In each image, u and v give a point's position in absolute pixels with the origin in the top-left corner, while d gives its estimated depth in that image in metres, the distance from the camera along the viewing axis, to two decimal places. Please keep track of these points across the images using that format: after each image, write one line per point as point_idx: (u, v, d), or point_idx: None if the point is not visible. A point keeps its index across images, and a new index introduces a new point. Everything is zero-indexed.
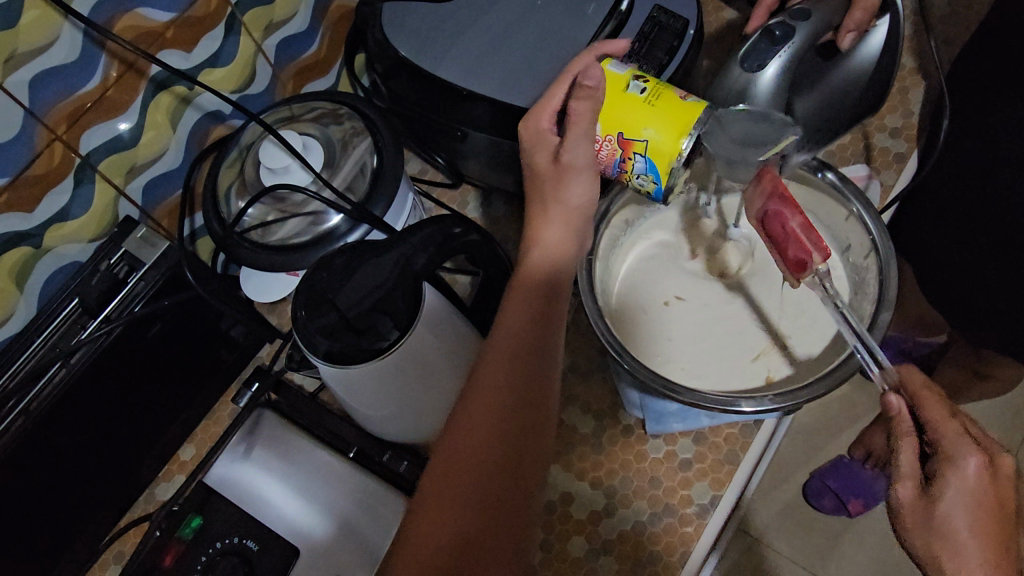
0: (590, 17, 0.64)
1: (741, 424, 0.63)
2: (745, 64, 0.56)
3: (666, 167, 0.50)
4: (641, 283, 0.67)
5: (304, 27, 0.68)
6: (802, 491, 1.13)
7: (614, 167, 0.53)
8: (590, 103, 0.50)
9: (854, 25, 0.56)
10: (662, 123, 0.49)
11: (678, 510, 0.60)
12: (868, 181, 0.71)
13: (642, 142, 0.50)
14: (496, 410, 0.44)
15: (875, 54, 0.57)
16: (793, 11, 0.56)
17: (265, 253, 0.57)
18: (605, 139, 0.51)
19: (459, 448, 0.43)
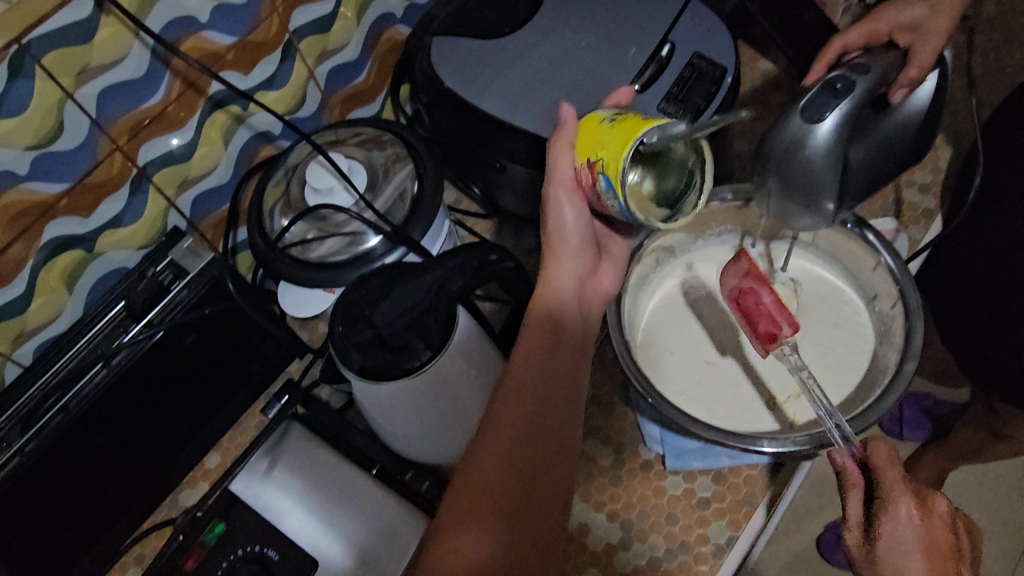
0: (630, 59, 0.66)
1: (761, 465, 0.63)
2: (805, 115, 0.52)
3: (616, 175, 0.46)
4: (671, 317, 0.68)
5: (355, 57, 0.71)
6: (815, 543, 1.12)
7: (592, 190, 0.50)
8: (564, 139, 0.52)
9: (906, 82, 0.57)
10: (613, 139, 0.46)
11: (694, 547, 0.60)
12: (895, 234, 0.72)
13: (598, 159, 0.47)
14: (517, 445, 0.46)
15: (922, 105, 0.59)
16: (852, 65, 0.53)
17: (304, 268, 0.59)
18: (580, 166, 0.50)
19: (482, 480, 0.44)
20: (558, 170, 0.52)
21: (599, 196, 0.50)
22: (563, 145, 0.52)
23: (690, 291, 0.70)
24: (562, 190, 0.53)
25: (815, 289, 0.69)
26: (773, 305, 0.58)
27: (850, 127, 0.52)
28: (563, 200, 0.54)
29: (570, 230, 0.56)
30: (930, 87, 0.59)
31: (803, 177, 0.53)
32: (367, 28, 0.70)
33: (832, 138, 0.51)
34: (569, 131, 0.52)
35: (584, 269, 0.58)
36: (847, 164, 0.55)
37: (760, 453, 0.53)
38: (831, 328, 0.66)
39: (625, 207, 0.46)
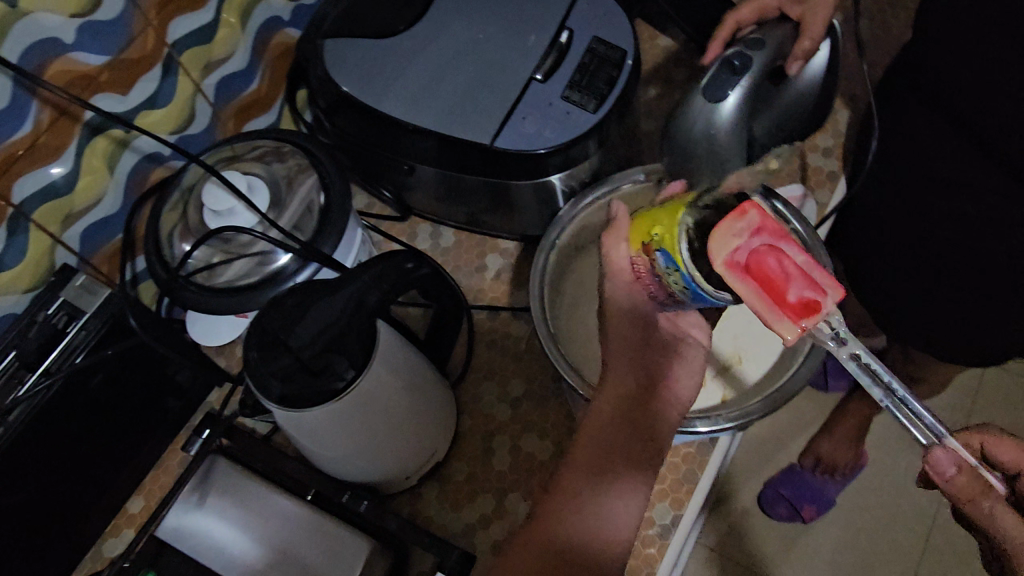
0: (530, 47, 0.64)
1: (698, 442, 0.63)
2: (706, 94, 0.52)
3: (676, 246, 0.39)
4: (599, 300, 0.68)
5: (244, 65, 0.67)
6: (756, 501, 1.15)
7: (655, 279, 0.43)
8: (619, 229, 0.46)
9: (801, 54, 0.57)
10: (665, 215, 0.41)
11: (640, 531, 0.61)
12: (803, 200, 0.73)
13: (651, 238, 0.42)
14: (622, 407, 0.45)
15: (817, 75, 0.60)
16: (748, 41, 0.54)
17: (211, 294, 0.56)
18: (637, 255, 0.44)
19: (586, 443, 0.43)
20: (617, 264, 0.46)
21: (665, 288, 0.43)
22: (615, 238, 0.46)
23: None
24: (625, 274, 0.46)
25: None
26: (807, 266, 0.37)
27: (746, 105, 0.52)
28: (625, 304, 0.46)
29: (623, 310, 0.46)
30: (824, 55, 0.59)
31: (709, 154, 0.53)
32: (253, 35, 0.67)
33: (735, 115, 0.52)
34: (624, 225, 0.47)
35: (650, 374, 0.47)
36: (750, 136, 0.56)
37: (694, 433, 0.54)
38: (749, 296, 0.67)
39: (691, 280, 0.39)
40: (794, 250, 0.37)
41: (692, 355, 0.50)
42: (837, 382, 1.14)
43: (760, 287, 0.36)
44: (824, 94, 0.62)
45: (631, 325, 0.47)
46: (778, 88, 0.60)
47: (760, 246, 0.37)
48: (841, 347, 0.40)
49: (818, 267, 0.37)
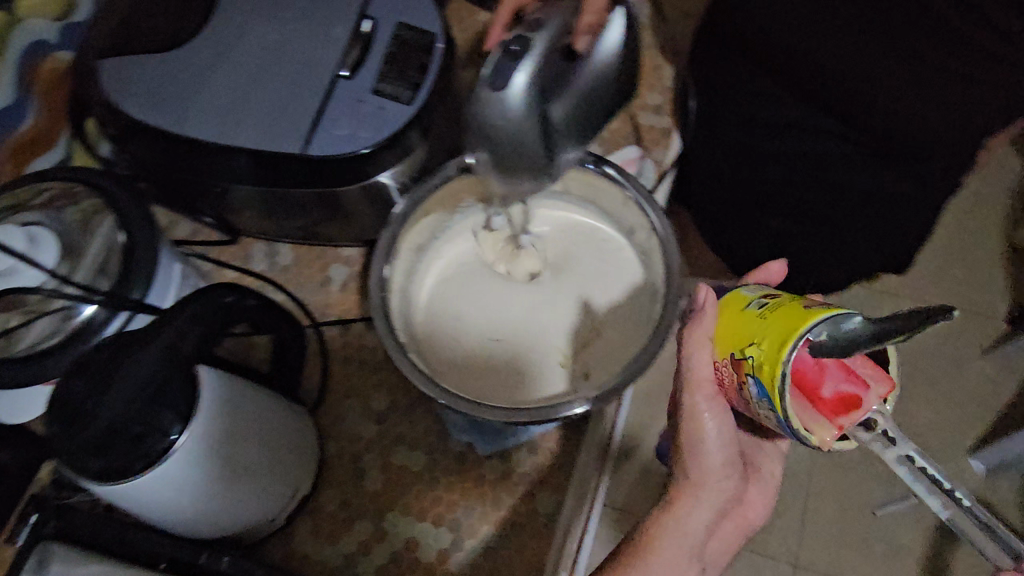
0: (334, 39, 0.59)
1: (570, 424, 0.62)
2: (491, 85, 0.47)
3: (771, 379, 0.44)
4: (446, 298, 0.66)
5: (10, 100, 0.60)
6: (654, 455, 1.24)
7: (739, 392, 0.49)
8: (700, 330, 0.52)
9: (587, 28, 0.51)
10: (766, 334, 0.45)
11: (526, 525, 0.59)
12: (640, 162, 0.72)
13: (749, 358, 0.47)
14: (682, 542, 0.56)
15: (615, 51, 0.52)
16: (529, 22, 0.48)
17: (6, 365, 0.50)
18: (723, 361, 0.51)
19: (657, 547, 0.56)
20: (697, 367, 0.52)
21: (750, 406, 0.49)
22: (701, 340, 0.52)
23: (455, 270, 0.67)
24: (716, 406, 0.54)
25: (570, 235, 0.68)
26: (841, 381, 0.44)
27: (542, 82, 0.47)
28: (708, 424, 0.54)
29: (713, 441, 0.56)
30: (619, 26, 0.52)
31: (508, 142, 0.48)
32: (15, 64, 0.59)
33: (526, 99, 0.47)
34: (705, 322, 0.52)
35: (719, 501, 0.59)
36: (553, 123, 0.50)
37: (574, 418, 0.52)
38: (596, 269, 0.66)
39: (784, 422, 0.43)
40: (836, 369, 0.45)
41: (760, 494, 0.67)
42: None
43: (805, 393, 0.45)
44: (622, 77, 0.54)
45: (712, 459, 0.57)
46: (570, 69, 0.51)
47: (819, 364, 0.45)
48: (874, 433, 0.47)
49: (860, 366, 0.45)
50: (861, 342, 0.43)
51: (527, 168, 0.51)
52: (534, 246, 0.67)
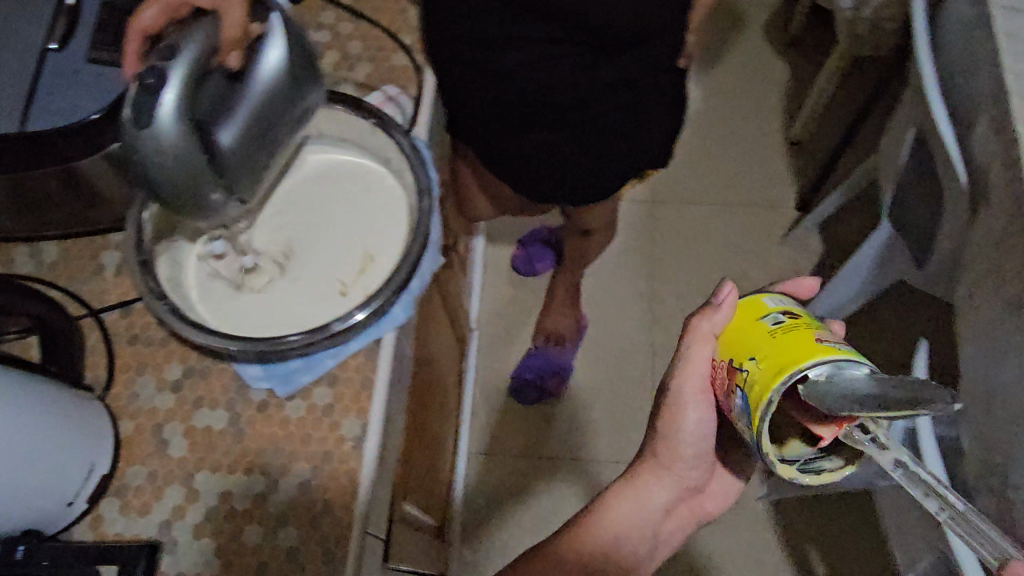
0: (38, 16, 0.59)
1: (365, 350, 0.64)
2: (138, 122, 0.47)
3: (754, 406, 0.49)
4: (202, 297, 0.63)
5: None
6: (508, 394, 1.30)
7: (725, 394, 0.55)
8: (710, 325, 0.58)
9: (231, 47, 0.53)
10: (765, 356, 0.51)
11: (336, 452, 0.60)
12: (393, 100, 0.75)
13: (743, 370, 0.52)
14: (624, 515, 0.68)
15: (274, 72, 0.56)
16: (163, 49, 0.49)
17: None
18: (722, 362, 0.56)
19: (606, 514, 0.68)
20: (693, 363, 0.59)
21: (732, 413, 0.54)
22: (702, 345, 0.58)
23: (203, 281, 0.65)
24: (701, 399, 0.61)
25: (301, 188, 0.69)
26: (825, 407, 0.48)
27: (192, 97, 0.49)
28: (693, 405, 0.62)
29: (692, 431, 0.64)
30: (275, 49, 0.56)
31: (174, 167, 0.49)
32: None
33: (178, 119, 0.48)
34: (716, 317, 0.57)
35: (673, 487, 0.69)
36: (219, 147, 0.52)
37: (358, 322, 0.58)
38: (358, 206, 0.67)
39: (755, 442, 0.49)
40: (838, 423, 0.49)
41: (727, 477, 0.74)
42: (541, 262, 1.37)
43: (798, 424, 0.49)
44: (296, 87, 0.58)
45: (683, 452, 0.66)
46: (233, 88, 0.54)
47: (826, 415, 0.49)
48: (885, 451, 0.50)
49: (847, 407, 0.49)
50: (839, 399, 0.45)
51: (203, 199, 0.52)
52: (261, 259, 0.65)
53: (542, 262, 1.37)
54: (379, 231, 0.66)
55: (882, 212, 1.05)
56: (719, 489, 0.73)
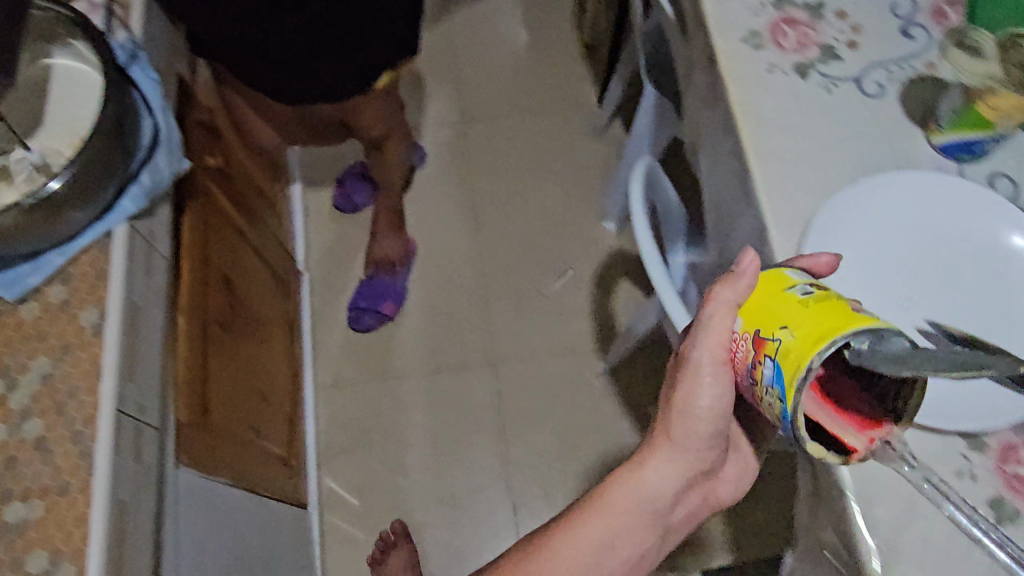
0: None
1: (95, 245, 0.65)
2: None
3: (793, 374, 0.42)
4: None
5: None
6: (347, 326, 1.33)
7: (748, 375, 0.47)
8: (732, 295, 0.49)
9: None
10: (801, 325, 0.43)
11: (76, 341, 0.61)
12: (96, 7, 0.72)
13: (774, 342, 0.44)
14: (641, 503, 0.57)
15: None
16: None
17: None
18: (744, 336, 0.48)
19: (620, 501, 0.57)
20: (711, 334, 0.50)
21: (758, 399, 0.47)
22: (725, 309, 0.49)
23: None
24: (711, 367, 0.51)
25: None
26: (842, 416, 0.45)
27: None
28: (707, 394, 0.51)
29: (702, 412, 0.52)
30: None
31: None
32: None
33: None
34: (731, 291, 0.49)
35: (692, 472, 0.57)
36: None
37: (55, 193, 0.58)
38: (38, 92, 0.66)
39: (787, 418, 0.42)
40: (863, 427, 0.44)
41: (741, 460, 0.64)
42: (359, 194, 1.38)
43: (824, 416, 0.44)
44: None
45: (700, 431, 0.54)
46: None
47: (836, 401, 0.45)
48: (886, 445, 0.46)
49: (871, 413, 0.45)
50: (902, 362, 0.38)
51: None
52: None
53: (359, 194, 1.38)
54: (64, 112, 0.65)
55: (644, 76, 1.10)
56: (734, 477, 0.64)
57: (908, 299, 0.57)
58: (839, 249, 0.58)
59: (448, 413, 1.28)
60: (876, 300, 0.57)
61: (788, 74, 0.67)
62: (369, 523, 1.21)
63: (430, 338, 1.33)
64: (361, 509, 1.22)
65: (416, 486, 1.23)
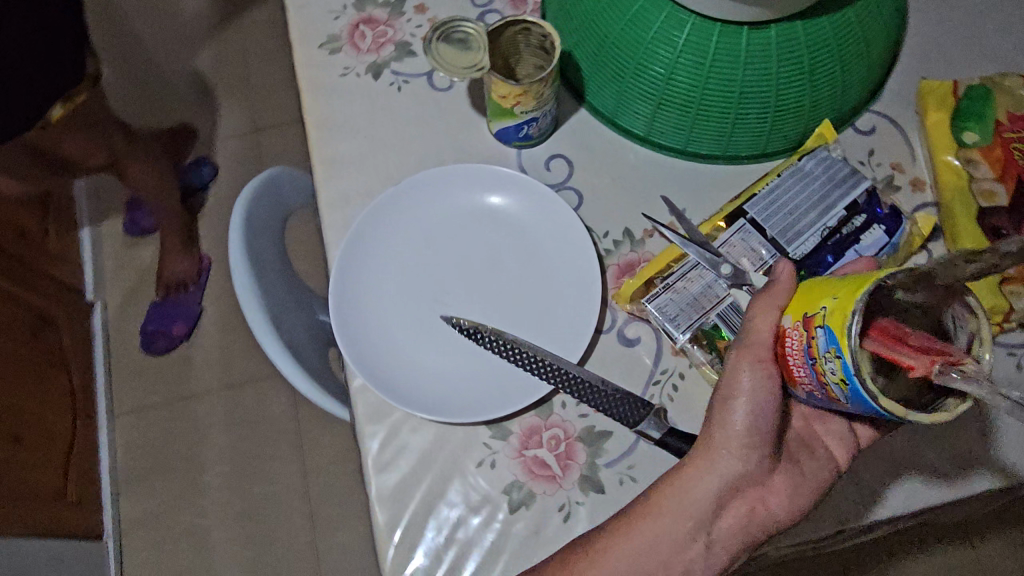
0: None
1: None
2: None
3: (841, 324, 0.38)
4: None
5: None
6: (141, 350, 1.33)
7: (806, 360, 0.42)
8: (778, 291, 0.47)
9: None
10: (843, 287, 0.40)
11: None
12: None
13: (820, 311, 0.40)
14: (680, 511, 0.48)
15: None
16: None
17: None
18: (794, 327, 0.44)
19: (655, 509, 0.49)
20: (756, 329, 0.47)
21: (823, 386, 0.42)
22: (767, 305, 0.47)
23: None
24: (748, 364, 0.46)
25: None
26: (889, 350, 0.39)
27: None
28: (747, 391, 0.46)
29: (739, 403, 0.47)
30: None
31: None
32: None
33: None
34: (785, 286, 0.47)
35: (739, 483, 0.48)
36: None
37: None
38: None
39: (854, 368, 0.37)
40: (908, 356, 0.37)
41: (813, 470, 0.50)
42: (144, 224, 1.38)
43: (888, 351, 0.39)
44: None
45: (741, 421, 0.47)
46: None
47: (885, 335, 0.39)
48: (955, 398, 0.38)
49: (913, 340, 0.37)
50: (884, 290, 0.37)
51: None
52: None
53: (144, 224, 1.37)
54: None
55: None
56: (789, 488, 0.49)
57: (449, 291, 0.59)
58: (374, 258, 0.59)
59: (247, 428, 1.29)
60: (415, 295, 0.58)
61: (362, 76, 0.66)
62: (167, 546, 1.24)
63: (226, 353, 1.33)
64: (157, 534, 1.24)
65: (213, 504, 1.25)
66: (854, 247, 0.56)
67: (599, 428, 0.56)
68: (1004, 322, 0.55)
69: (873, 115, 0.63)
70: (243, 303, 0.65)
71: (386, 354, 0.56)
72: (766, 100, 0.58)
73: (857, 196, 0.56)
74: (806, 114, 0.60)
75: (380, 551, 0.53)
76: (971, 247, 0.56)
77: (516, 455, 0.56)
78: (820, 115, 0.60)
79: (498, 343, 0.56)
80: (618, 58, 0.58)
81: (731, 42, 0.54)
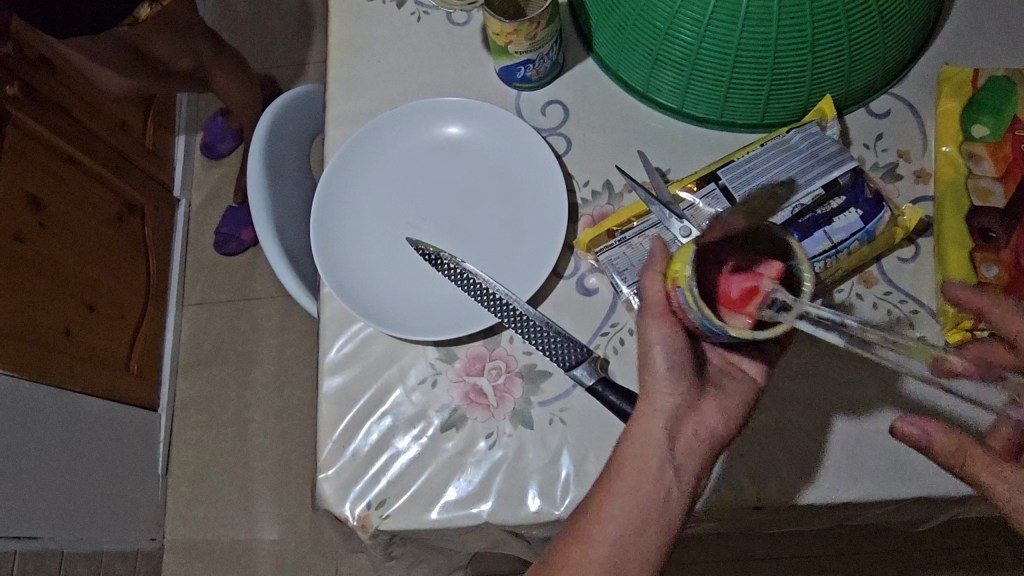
0: None
1: None
2: None
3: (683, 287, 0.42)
4: None
5: None
6: (215, 249, 1.44)
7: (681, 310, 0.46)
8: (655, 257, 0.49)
9: None
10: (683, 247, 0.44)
11: None
12: None
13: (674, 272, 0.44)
14: (647, 453, 0.46)
15: None
16: None
17: None
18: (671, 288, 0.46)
19: (626, 465, 0.46)
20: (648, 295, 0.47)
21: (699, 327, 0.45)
22: (652, 274, 0.48)
23: None
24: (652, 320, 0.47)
25: None
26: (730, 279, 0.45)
27: None
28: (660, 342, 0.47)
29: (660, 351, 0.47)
30: None
31: None
32: None
33: None
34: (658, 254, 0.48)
35: (682, 411, 0.47)
36: None
37: None
38: None
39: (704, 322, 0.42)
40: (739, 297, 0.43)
41: (733, 386, 0.49)
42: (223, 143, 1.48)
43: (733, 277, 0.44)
44: None
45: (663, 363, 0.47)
46: None
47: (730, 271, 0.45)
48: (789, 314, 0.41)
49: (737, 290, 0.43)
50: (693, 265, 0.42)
51: None
52: None
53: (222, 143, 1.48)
54: None
55: None
56: (720, 408, 0.48)
57: (424, 218, 0.62)
58: (361, 175, 0.62)
59: (297, 333, 1.38)
60: (394, 215, 0.62)
61: (387, 4, 0.69)
62: (213, 429, 1.35)
63: None
64: (206, 417, 1.36)
65: (257, 398, 1.36)
66: (825, 228, 0.53)
67: (539, 367, 0.58)
68: (972, 329, 0.52)
69: (889, 98, 0.61)
70: (251, 198, 0.70)
71: (355, 265, 0.60)
72: (763, 68, 0.55)
73: (838, 175, 0.54)
74: (808, 86, 0.57)
75: (318, 472, 0.56)
76: (951, 245, 0.53)
77: (458, 379, 0.58)
78: (824, 90, 0.58)
79: (456, 271, 0.59)
80: (622, 7, 0.58)
81: (730, 2, 0.51)
